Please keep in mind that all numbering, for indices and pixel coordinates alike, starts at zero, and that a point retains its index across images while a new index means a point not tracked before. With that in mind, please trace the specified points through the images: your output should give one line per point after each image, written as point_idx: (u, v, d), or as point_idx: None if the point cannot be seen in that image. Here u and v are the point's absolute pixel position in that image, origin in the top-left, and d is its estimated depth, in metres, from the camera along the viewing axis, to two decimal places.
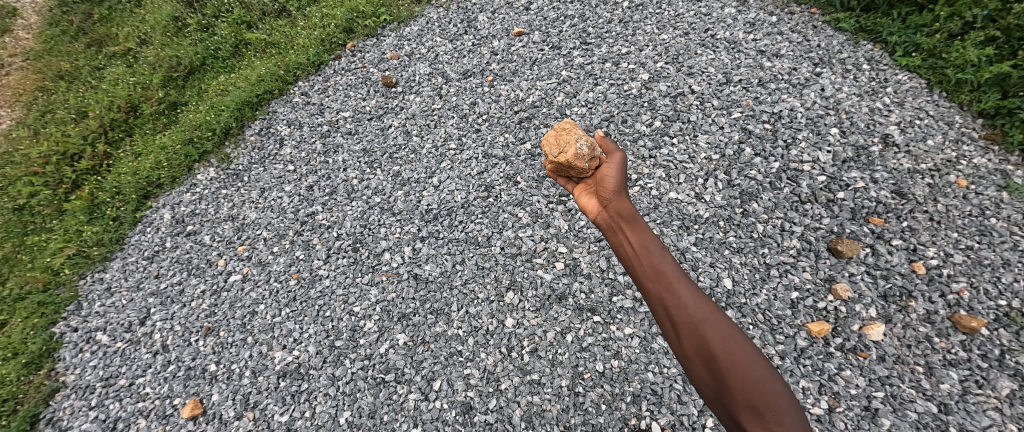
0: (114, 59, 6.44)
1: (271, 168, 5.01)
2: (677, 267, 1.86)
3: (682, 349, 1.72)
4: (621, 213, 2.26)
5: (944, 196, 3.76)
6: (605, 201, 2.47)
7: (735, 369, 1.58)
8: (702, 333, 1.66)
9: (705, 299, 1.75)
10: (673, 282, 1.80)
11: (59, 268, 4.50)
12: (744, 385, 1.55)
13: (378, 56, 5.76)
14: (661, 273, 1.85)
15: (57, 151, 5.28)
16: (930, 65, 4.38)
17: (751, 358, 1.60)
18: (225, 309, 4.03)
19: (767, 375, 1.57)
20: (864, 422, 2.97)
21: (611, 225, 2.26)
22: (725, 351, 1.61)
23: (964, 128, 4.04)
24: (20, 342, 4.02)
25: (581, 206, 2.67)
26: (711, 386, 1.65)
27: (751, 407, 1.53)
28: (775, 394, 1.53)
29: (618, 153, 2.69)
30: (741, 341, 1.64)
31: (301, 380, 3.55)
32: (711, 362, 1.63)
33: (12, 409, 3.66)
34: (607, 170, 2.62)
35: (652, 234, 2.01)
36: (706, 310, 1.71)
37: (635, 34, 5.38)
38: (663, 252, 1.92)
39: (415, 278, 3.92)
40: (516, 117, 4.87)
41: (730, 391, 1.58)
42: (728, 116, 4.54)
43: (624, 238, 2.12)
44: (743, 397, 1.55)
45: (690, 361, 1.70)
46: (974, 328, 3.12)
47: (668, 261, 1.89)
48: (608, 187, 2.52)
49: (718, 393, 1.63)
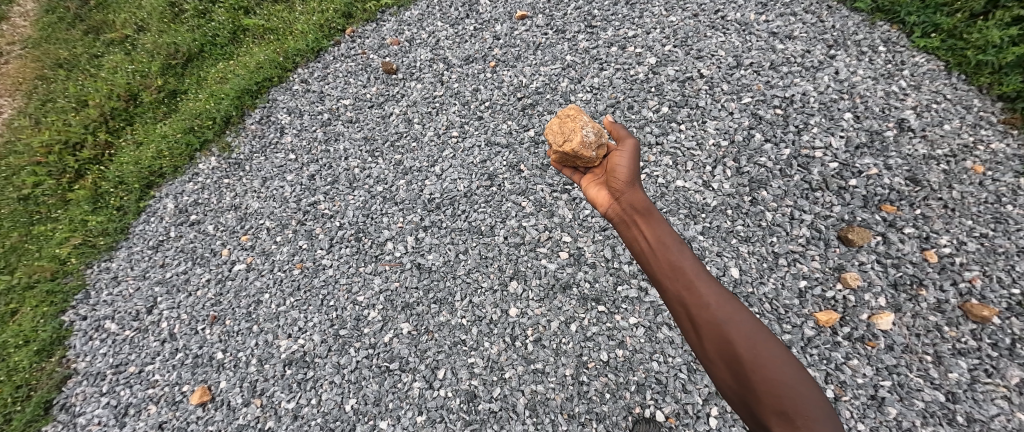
0: (112, 46, 6.39)
1: (273, 156, 4.99)
2: (697, 264, 1.83)
3: (704, 349, 1.70)
4: (635, 205, 2.22)
5: (960, 182, 3.66)
6: (616, 193, 2.42)
7: (761, 370, 1.54)
8: (725, 333, 1.64)
9: (727, 298, 1.72)
10: (693, 281, 1.78)
11: (66, 257, 4.55)
12: (771, 388, 1.51)
13: (378, 41, 5.67)
14: (681, 270, 1.82)
15: (59, 140, 5.29)
16: (950, 46, 4.21)
17: (779, 360, 1.56)
18: (231, 298, 4.07)
19: (795, 376, 1.53)
20: (870, 411, 2.95)
21: (625, 220, 2.23)
22: (750, 351, 1.58)
23: (983, 113, 3.91)
24: (31, 330, 4.10)
25: (591, 198, 2.63)
26: (734, 387, 1.62)
27: (778, 410, 1.49)
28: (804, 397, 1.49)
29: (630, 139, 2.57)
30: (766, 341, 1.60)
31: (307, 367, 3.58)
32: (734, 363, 1.60)
33: (26, 396, 3.76)
34: (618, 159, 2.54)
35: (669, 229, 1.98)
36: (729, 309, 1.68)
37: (642, 17, 5.23)
38: (682, 249, 1.89)
39: (419, 267, 3.91)
40: (519, 104, 4.79)
41: (757, 394, 1.54)
42: (737, 101, 4.43)
43: (639, 233, 2.09)
44: (768, 399, 1.52)
45: (712, 362, 1.67)
46: (985, 317, 3.06)
47: (687, 258, 1.86)
48: (619, 177, 2.45)
49: (742, 395, 1.59)
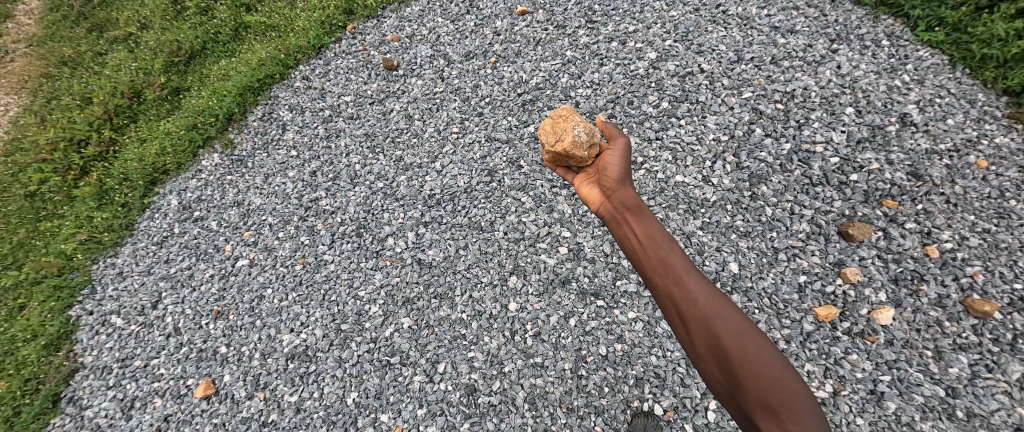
0: (116, 44, 6.43)
1: (275, 153, 5.02)
2: (686, 260, 1.85)
3: (693, 345, 1.70)
4: (626, 203, 2.24)
5: (963, 177, 3.64)
6: (608, 190, 2.44)
7: (747, 364, 1.55)
8: (713, 328, 1.65)
9: (716, 294, 1.73)
10: (682, 277, 1.79)
11: (72, 253, 4.61)
12: (757, 381, 1.52)
13: (379, 38, 5.68)
14: (670, 266, 1.84)
15: (64, 137, 5.34)
16: (954, 40, 4.17)
17: (766, 354, 1.57)
18: (234, 292, 4.11)
19: (782, 371, 1.53)
20: (869, 405, 2.95)
21: (617, 217, 2.25)
22: (738, 346, 1.59)
23: (987, 107, 3.88)
24: (39, 325, 4.18)
25: (583, 196, 2.63)
26: (723, 382, 1.62)
27: (764, 403, 1.50)
28: (791, 392, 1.50)
29: (621, 138, 2.58)
30: (754, 337, 1.61)
31: (309, 361, 3.62)
32: (722, 358, 1.61)
33: (34, 389, 3.82)
34: (610, 158, 2.56)
35: (659, 226, 2.00)
36: (717, 305, 1.70)
37: (643, 12, 5.22)
38: (673, 245, 1.91)
39: (419, 263, 3.94)
40: (520, 100, 4.80)
41: (744, 388, 1.55)
42: (738, 95, 4.42)
43: (630, 230, 2.11)
44: (755, 393, 1.52)
45: (701, 357, 1.68)
46: (987, 312, 3.06)
47: (676, 254, 1.87)
48: (610, 175, 2.47)
49: (730, 389, 1.60)
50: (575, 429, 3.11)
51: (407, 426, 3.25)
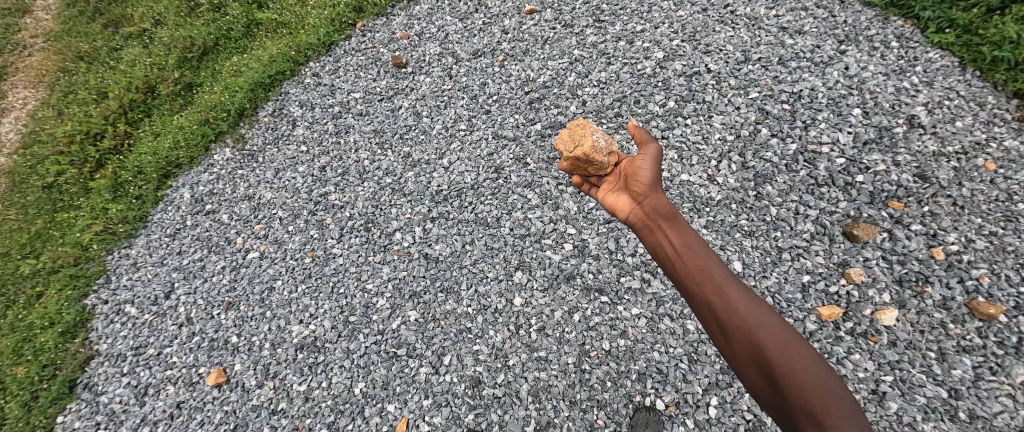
0: (130, 40, 6.55)
1: (285, 149, 5.11)
2: (723, 269, 1.89)
3: (733, 352, 1.76)
4: (661, 211, 2.28)
5: (971, 180, 3.64)
6: (638, 197, 2.46)
7: (791, 373, 1.61)
8: (754, 336, 1.70)
9: (754, 300, 1.78)
10: (721, 285, 1.83)
11: (88, 244, 4.72)
12: (801, 389, 1.58)
13: (389, 36, 5.74)
14: (708, 275, 1.88)
15: (80, 130, 5.45)
16: (965, 42, 4.15)
17: (810, 361, 1.62)
18: (245, 284, 4.20)
19: (823, 375, 1.60)
20: (871, 405, 2.98)
21: (649, 226, 2.29)
22: (779, 353, 1.64)
23: (997, 110, 3.87)
24: (56, 312, 4.29)
25: (610, 205, 2.66)
26: (766, 389, 1.67)
27: (806, 408, 1.56)
28: (835, 399, 1.55)
29: (652, 145, 2.54)
30: (795, 343, 1.67)
31: (318, 352, 3.70)
32: (763, 366, 1.66)
33: (52, 374, 3.95)
34: (640, 164, 2.51)
35: (695, 236, 2.04)
36: (757, 313, 1.74)
37: (651, 11, 5.23)
38: (709, 255, 1.95)
39: (426, 258, 4.00)
40: (527, 98, 4.84)
41: (787, 394, 1.61)
42: (744, 96, 4.43)
43: (665, 240, 2.14)
44: (797, 398, 1.59)
45: (742, 364, 1.73)
46: (992, 315, 3.06)
47: (714, 263, 1.91)
48: (640, 182, 2.47)
49: (773, 395, 1.66)
50: (577, 422, 3.16)
51: (412, 417, 3.32)
